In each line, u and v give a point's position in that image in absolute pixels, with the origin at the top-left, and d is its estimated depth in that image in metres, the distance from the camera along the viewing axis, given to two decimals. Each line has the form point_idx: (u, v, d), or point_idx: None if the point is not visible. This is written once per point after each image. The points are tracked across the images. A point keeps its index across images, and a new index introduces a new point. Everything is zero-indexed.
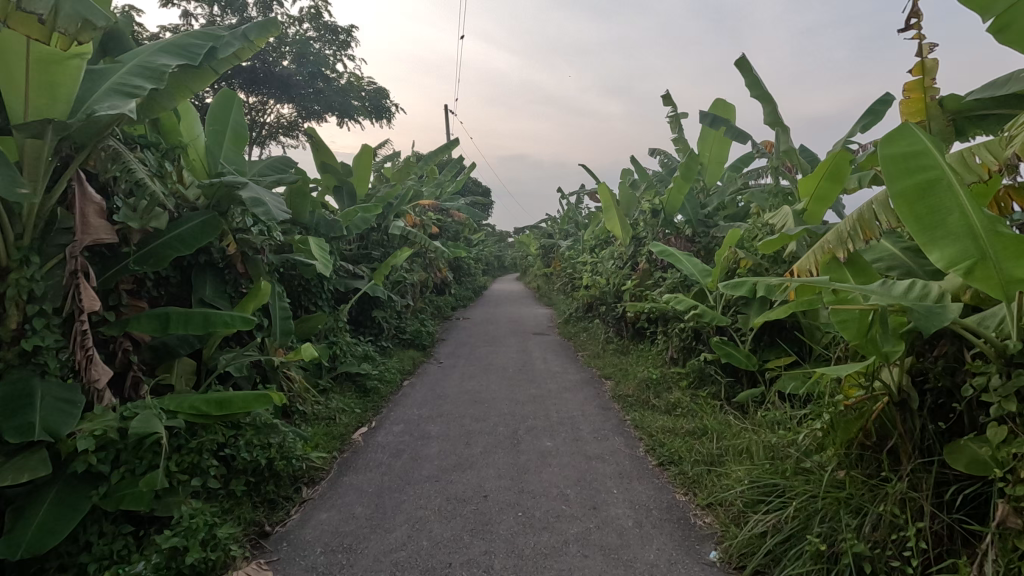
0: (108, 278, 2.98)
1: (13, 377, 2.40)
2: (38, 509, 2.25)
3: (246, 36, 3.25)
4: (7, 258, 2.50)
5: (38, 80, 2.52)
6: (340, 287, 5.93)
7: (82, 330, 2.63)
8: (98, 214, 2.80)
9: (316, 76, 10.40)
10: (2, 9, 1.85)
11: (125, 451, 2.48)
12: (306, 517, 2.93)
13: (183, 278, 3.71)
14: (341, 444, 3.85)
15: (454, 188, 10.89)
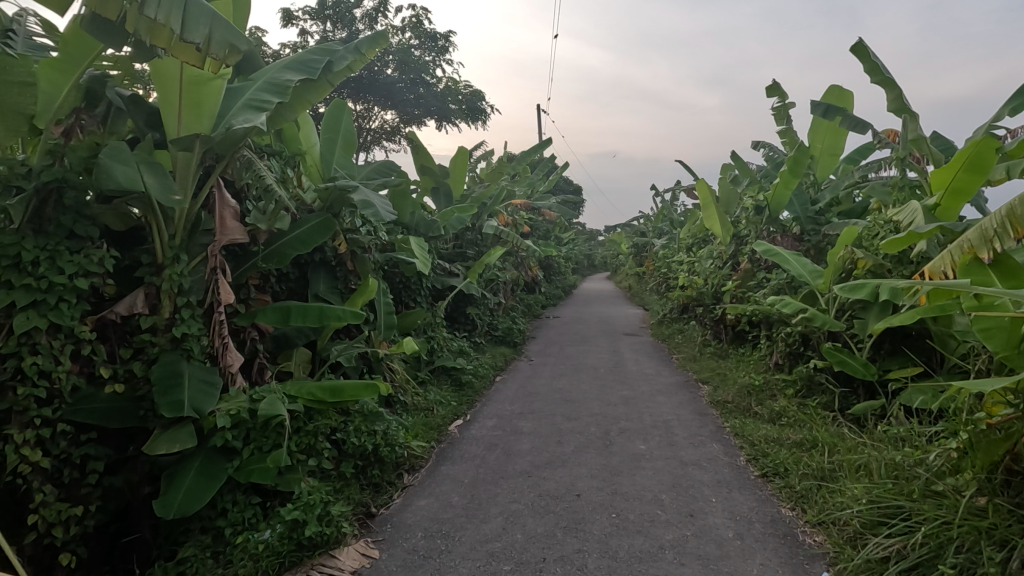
0: (240, 274, 3.33)
1: (167, 359, 2.76)
2: (185, 476, 2.57)
3: (358, 48, 3.47)
4: (163, 256, 2.87)
5: (190, 101, 2.84)
6: (437, 284, 6.18)
7: (220, 319, 2.97)
8: (233, 217, 3.12)
9: (417, 82, 10.89)
10: (166, 40, 2.04)
11: (254, 429, 2.75)
12: (407, 502, 3.10)
13: (301, 274, 4.05)
14: (438, 435, 4.02)
15: (546, 187, 10.95)
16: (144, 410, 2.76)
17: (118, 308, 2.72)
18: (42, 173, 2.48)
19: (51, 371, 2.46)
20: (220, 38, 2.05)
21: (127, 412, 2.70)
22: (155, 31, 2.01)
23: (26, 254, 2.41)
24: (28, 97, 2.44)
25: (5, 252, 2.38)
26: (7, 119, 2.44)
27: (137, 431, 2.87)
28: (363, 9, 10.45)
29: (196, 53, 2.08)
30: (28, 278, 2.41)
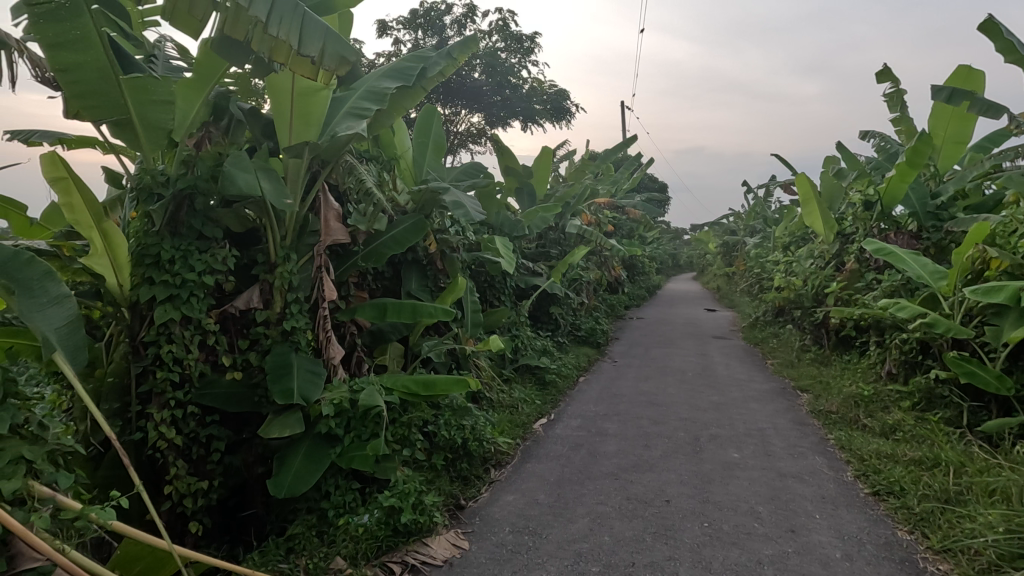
0: (342, 272, 3.54)
1: (278, 350, 3.00)
2: (294, 459, 2.77)
3: (451, 53, 3.57)
4: (275, 255, 3.11)
5: (298, 112, 3.06)
6: (521, 283, 6.25)
7: (324, 314, 3.19)
8: (336, 219, 3.33)
9: (502, 84, 11.06)
10: (287, 58, 2.21)
11: (354, 418, 2.91)
12: (494, 496, 3.16)
13: (394, 273, 4.25)
14: (523, 432, 4.06)
15: (630, 185, 10.72)
16: (258, 396, 2.99)
17: (237, 303, 2.99)
18: (177, 181, 2.77)
19: (183, 357, 2.74)
20: (332, 51, 2.19)
21: (244, 398, 2.95)
22: (276, 49, 2.17)
23: (164, 254, 2.72)
24: (167, 113, 2.63)
25: (148, 253, 2.73)
26: (148, 132, 2.64)
27: (251, 416, 3.11)
28: (452, 16, 10.77)
29: (312, 68, 2.24)
30: (166, 275, 2.72)
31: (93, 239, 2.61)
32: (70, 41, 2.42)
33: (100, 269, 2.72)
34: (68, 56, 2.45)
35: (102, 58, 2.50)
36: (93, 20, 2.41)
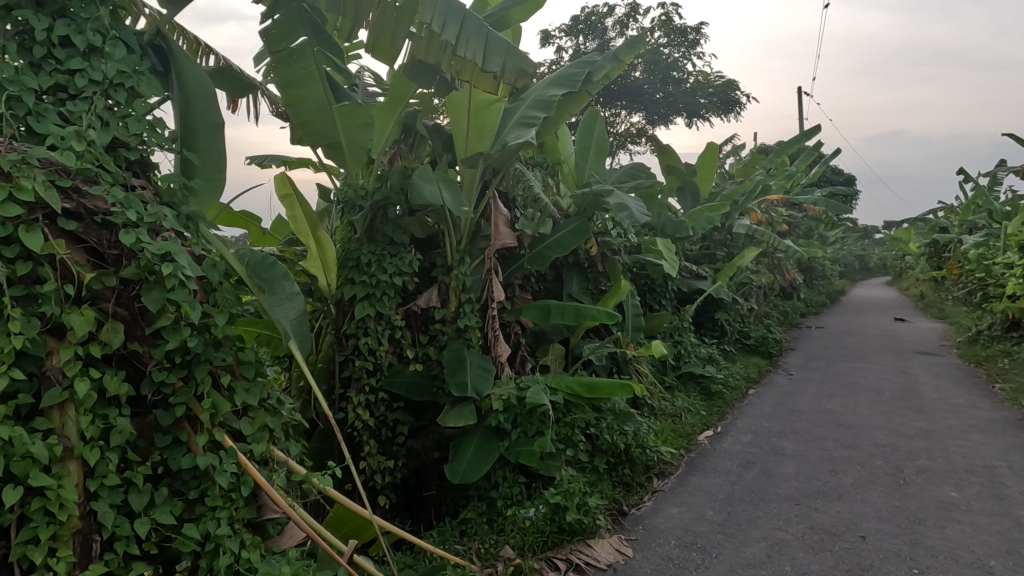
0: (509, 274, 3.70)
1: (454, 346, 3.23)
2: (468, 448, 2.97)
3: (617, 55, 3.55)
4: (452, 258, 3.37)
5: (474, 125, 3.26)
6: (684, 286, 5.97)
7: (493, 314, 3.39)
8: (505, 224, 3.46)
9: (664, 80, 10.68)
10: (471, 74, 2.40)
11: (522, 415, 3.04)
12: (658, 507, 3.06)
13: (557, 275, 4.34)
14: (687, 443, 3.88)
15: (809, 179, 9.65)
16: (435, 386, 3.26)
17: (419, 302, 3.29)
18: (375, 194, 3.15)
19: (375, 349, 3.10)
20: (512, 66, 2.32)
21: (424, 387, 3.24)
22: (463, 68, 2.37)
23: (364, 258, 3.13)
24: (366, 136, 2.94)
25: (351, 256, 3.15)
26: (351, 152, 2.99)
27: (429, 404, 3.40)
28: (614, 17, 10.69)
29: (493, 81, 2.40)
30: (365, 276, 3.11)
31: (309, 242, 3.01)
32: (297, 78, 2.70)
33: (314, 271, 3.14)
34: (295, 92, 2.75)
35: (320, 91, 2.78)
36: (315, 61, 2.64)
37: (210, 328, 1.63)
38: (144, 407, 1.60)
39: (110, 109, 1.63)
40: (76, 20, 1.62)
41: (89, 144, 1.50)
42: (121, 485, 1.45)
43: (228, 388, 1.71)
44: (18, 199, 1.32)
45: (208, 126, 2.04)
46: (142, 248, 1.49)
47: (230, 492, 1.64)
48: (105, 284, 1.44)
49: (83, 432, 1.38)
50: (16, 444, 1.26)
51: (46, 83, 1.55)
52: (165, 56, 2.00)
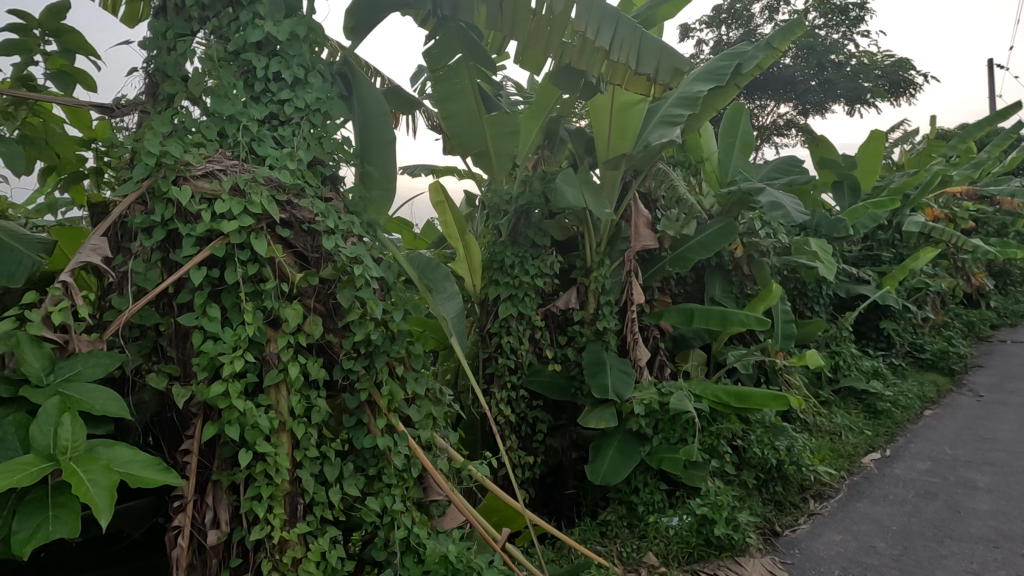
0: (649, 276, 3.61)
1: (592, 348, 3.24)
2: (608, 450, 2.96)
3: (770, 43, 3.30)
4: (592, 260, 3.38)
5: (617, 127, 3.27)
6: (842, 291, 5.40)
7: (632, 317, 3.35)
8: (646, 224, 3.40)
9: (819, 65, 9.73)
10: (623, 77, 2.41)
11: (664, 420, 2.97)
12: (817, 531, 2.81)
13: (698, 278, 4.16)
14: (849, 465, 3.50)
15: (1004, 168, 8.21)
16: (574, 387, 3.29)
17: (558, 303, 3.34)
18: (518, 199, 3.27)
19: (517, 348, 3.21)
20: (666, 65, 2.29)
21: (563, 388, 3.29)
22: (615, 73, 2.39)
23: (507, 260, 3.26)
24: (512, 142, 3.10)
25: (496, 259, 3.30)
26: (498, 159, 3.15)
27: (567, 404, 3.45)
28: (761, 2, 9.98)
29: (646, 83, 2.39)
30: (509, 278, 3.24)
31: (458, 249, 3.15)
32: (453, 93, 2.85)
33: (461, 273, 3.26)
34: (450, 105, 2.91)
35: (472, 103, 2.91)
36: (470, 75, 2.75)
37: (388, 323, 1.82)
38: (334, 392, 1.82)
39: (310, 133, 1.89)
40: (285, 57, 1.90)
41: (298, 163, 1.75)
42: (319, 457, 1.66)
43: (400, 378, 1.89)
44: (249, 211, 1.58)
45: (380, 143, 2.21)
46: (339, 252, 1.72)
47: (403, 472, 1.81)
48: (309, 283, 1.67)
49: (293, 409, 1.60)
50: (246, 415, 1.50)
51: (263, 113, 1.83)
52: (349, 81, 2.21)
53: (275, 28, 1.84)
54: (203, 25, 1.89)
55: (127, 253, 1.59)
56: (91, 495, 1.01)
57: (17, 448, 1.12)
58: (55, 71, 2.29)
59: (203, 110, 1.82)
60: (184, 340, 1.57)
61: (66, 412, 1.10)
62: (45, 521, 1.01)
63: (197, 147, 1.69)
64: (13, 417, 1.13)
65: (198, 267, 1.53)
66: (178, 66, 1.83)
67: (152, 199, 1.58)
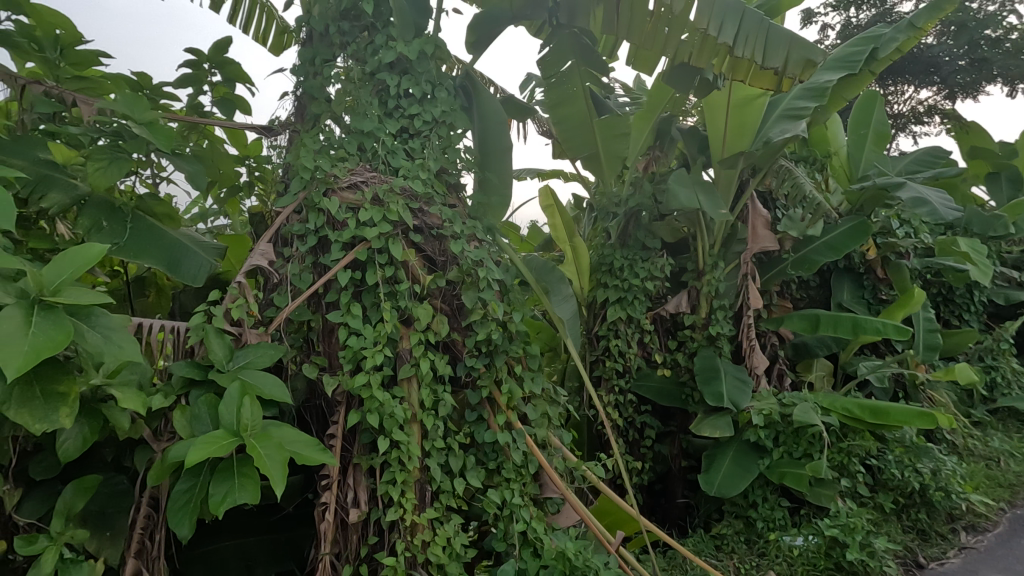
0: (768, 279, 3.41)
1: (705, 354, 3.12)
2: (723, 461, 2.83)
3: (913, 22, 2.98)
4: (704, 262, 3.24)
5: (734, 124, 3.10)
6: (1000, 298, 4.74)
7: (749, 323, 3.18)
8: (765, 225, 3.22)
9: (970, 41, 8.61)
10: (747, 72, 2.36)
11: (785, 433, 2.80)
12: (972, 568, 2.50)
13: (823, 282, 3.86)
14: (1011, 496, 3.07)
15: None
16: (685, 394, 3.20)
17: (668, 306, 3.25)
18: (628, 202, 3.24)
19: (625, 351, 3.16)
20: (797, 57, 2.19)
21: (674, 394, 3.20)
22: (737, 68, 2.35)
23: (616, 263, 3.22)
24: (622, 145, 3.07)
25: (604, 261, 3.27)
26: (608, 162, 3.14)
27: (677, 411, 3.35)
28: None
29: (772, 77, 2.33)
30: (617, 281, 3.20)
31: (566, 250, 3.12)
32: (565, 99, 2.88)
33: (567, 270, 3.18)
34: (562, 111, 2.94)
35: (584, 107, 2.92)
36: (581, 79, 2.77)
37: (508, 324, 1.90)
38: (457, 387, 1.93)
39: (436, 144, 2.02)
40: (415, 75, 2.04)
41: (427, 173, 1.89)
42: (444, 448, 1.77)
43: (518, 377, 1.96)
44: (387, 219, 1.74)
45: (498, 149, 2.29)
46: (464, 256, 1.84)
47: (520, 468, 1.88)
48: (438, 284, 1.79)
49: (423, 402, 1.72)
50: (385, 405, 1.64)
51: (396, 127, 1.98)
52: (470, 93, 2.32)
53: (406, 48, 1.99)
54: (342, 49, 2.06)
55: (284, 257, 1.79)
56: (268, 466, 1.16)
57: (208, 423, 1.31)
58: (219, 98, 2.62)
59: (344, 126, 1.99)
60: (330, 335, 1.74)
61: (246, 394, 1.27)
62: (233, 486, 1.18)
63: (341, 161, 1.86)
64: (205, 397, 1.33)
65: (344, 269, 1.70)
66: (322, 88, 2.02)
67: (307, 210, 1.78)
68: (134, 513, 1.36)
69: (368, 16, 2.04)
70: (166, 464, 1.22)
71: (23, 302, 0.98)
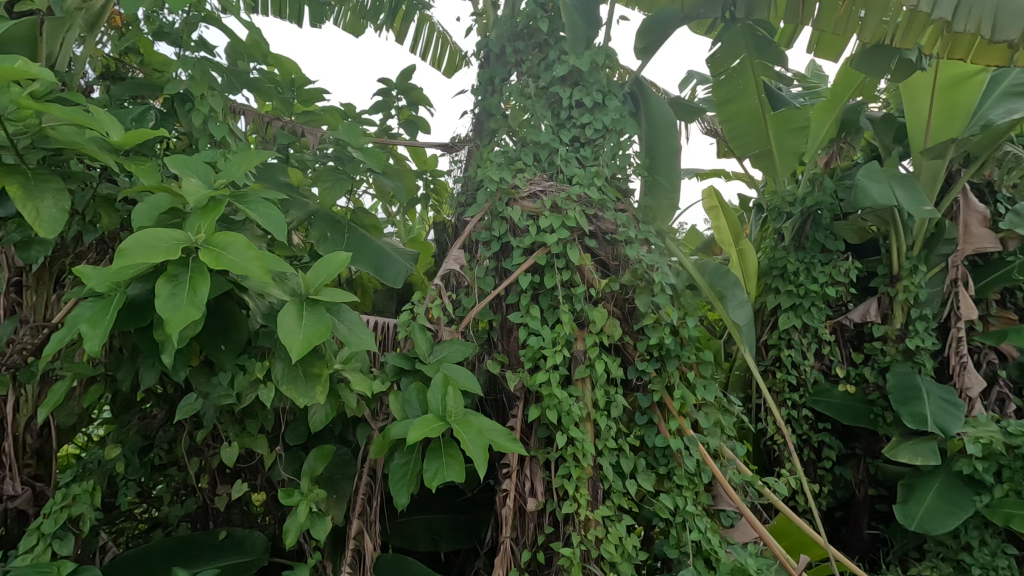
0: (983, 287, 2.91)
1: (900, 369, 2.74)
2: (927, 492, 2.47)
3: None
4: (900, 266, 2.86)
5: (941, 107, 2.71)
6: None
7: (959, 336, 2.74)
8: (982, 223, 2.78)
9: None
10: (971, 47, 2.10)
11: (1012, 469, 2.37)
12: None
13: None
14: None
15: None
16: (874, 414, 2.79)
17: (852, 315, 2.93)
18: (805, 200, 2.93)
19: (800, 363, 2.85)
20: None
21: (860, 414, 2.80)
22: (957, 46, 2.11)
23: (790, 266, 2.92)
24: (800, 138, 2.76)
25: (776, 265, 2.98)
26: (782, 158, 2.84)
27: (862, 431, 2.98)
28: None
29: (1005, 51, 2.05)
30: (791, 285, 2.90)
31: (730, 253, 2.76)
32: (735, 94, 2.71)
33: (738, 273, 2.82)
34: (731, 107, 2.77)
35: (756, 102, 2.71)
36: (754, 72, 2.60)
37: (681, 329, 1.89)
38: (628, 389, 1.95)
39: (608, 150, 2.06)
40: (586, 85, 2.10)
41: (601, 179, 1.95)
42: (616, 449, 1.81)
43: (690, 383, 1.93)
44: (565, 225, 1.84)
45: (666, 152, 2.28)
46: (638, 259, 1.87)
47: (694, 477, 1.85)
48: (612, 288, 1.85)
49: (597, 401, 1.79)
50: (562, 403, 1.72)
51: (569, 137, 2.06)
52: (638, 99, 2.33)
53: (579, 61, 2.06)
54: (516, 67, 2.20)
55: (469, 261, 1.96)
56: (472, 449, 1.31)
57: (418, 407, 1.49)
58: (404, 120, 2.84)
59: (518, 139, 2.12)
60: (509, 334, 1.89)
61: (449, 384, 1.43)
62: (442, 465, 1.37)
63: (519, 172, 1.98)
64: (415, 385, 1.52)
65: (525, 274, 1.83)
66: (498, 105, 2.17)
67: (491, 218, 1.94)
68: (358, 480, 1.61)
69: (542, 33, 2.15)
70: (387, 439, 1.42)
71: (295, 299, 1.23)
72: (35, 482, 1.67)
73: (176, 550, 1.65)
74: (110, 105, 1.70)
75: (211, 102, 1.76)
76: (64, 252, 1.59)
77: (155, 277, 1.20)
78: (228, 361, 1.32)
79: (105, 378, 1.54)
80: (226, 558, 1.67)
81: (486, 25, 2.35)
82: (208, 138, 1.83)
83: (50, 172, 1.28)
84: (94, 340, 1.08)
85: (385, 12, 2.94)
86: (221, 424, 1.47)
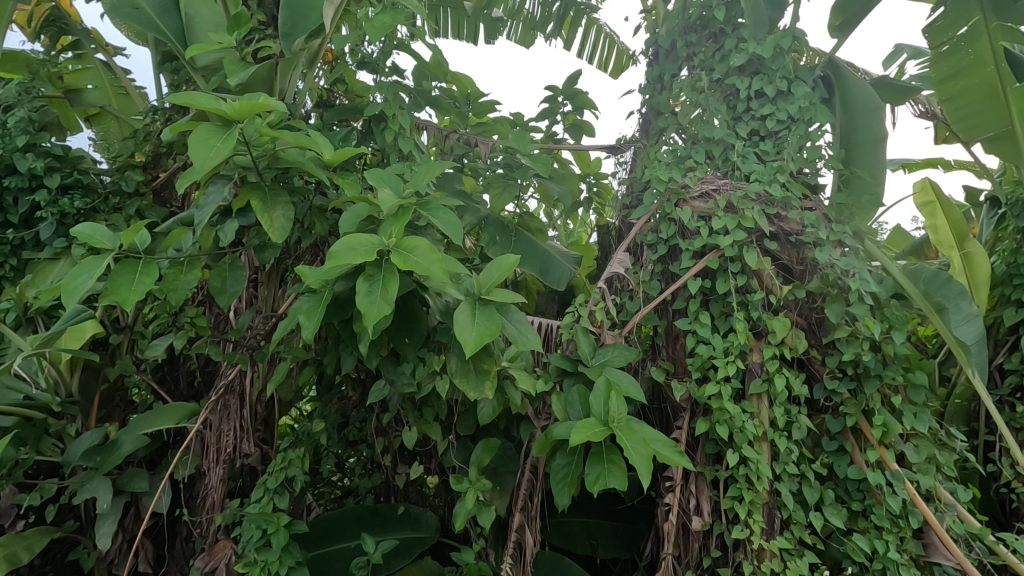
0: None
1: None
2: None
3: None
4: None
5: None
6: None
7: None
8: None
9: None
10: None
11: None
12: None
13: None
14: None
15: None
16: None
17: None
18: None
19: None
20: None
21: None
22: None
23: None
24: None
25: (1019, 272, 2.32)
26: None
27: None
28: None
29: None
30: None
31: (951, 258, 2.27)
32: (962, 67, 2.27)
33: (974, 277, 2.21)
34: (955, 84, 2.31)
35: (993, 74, 2.25)
36: (991, 38, 2.18)
37: (884, 345, 1.63)
38: (814, 410, 1.74)
39: (794, 142, 1.85)
40: (768, 73, 1.91)
41: (785, 175, 1.76)
42: (797, 475, 1.62)
43: (895, 410, 1.64)
44: (742, 226, 1.71)
45: (869, 141, 1.99)
46: (830, 263, 1.66)
47: (897, 519, 1.58)
48: (796, 295, 1.67)
49: (775, 420, 1.61)
50: (735, 418, 1.59)
51: (747, 131, 1.90)
52: (831, 83, 2.07)
53: (760, 47, 1.88)
54: (688, 61, 2.09)
55: (633, 264, 1.91)
56: (635, 457, 1.27)
57: (579, 409, 1.49)
58: (569, 125, 2.87)
59: (688, 137, 2.01)
60: (675, 341, 1.81)
61: (612, 389, 1.39)
62: (604, 470, 1.35)
63: (689, 171, 1.88)
64: (577, 386, 1.52)
65: (694, 278, 1.72)
66: (667, 102, 2.08)
67: (659, 219, 1.87)
68: (520, 475, 1.67)
69: (717, 22, 2.00)
70: (549, 439, 1.44)
71: (469, 298, 1.31)
72: (263, 444, 2.00)
73: (364, 517, 1.87)
74: (323, 129, 1.98)
75: (401, 120, 1.95)
76: (288, 254, 1.91)
77: (356, 277, 1.37)
78: (411, 353, 1.47)
79: (315, 362, 1.80)
80: (406, 532, 1.86)
81: (656, 20, 2.27)
82: (398, 153, 2.03)
83: (280, 188, 1.53)
84: (310, 328, 1.27)
85: (553, 21, 3.04)
86: (404, 409, 1.63)
